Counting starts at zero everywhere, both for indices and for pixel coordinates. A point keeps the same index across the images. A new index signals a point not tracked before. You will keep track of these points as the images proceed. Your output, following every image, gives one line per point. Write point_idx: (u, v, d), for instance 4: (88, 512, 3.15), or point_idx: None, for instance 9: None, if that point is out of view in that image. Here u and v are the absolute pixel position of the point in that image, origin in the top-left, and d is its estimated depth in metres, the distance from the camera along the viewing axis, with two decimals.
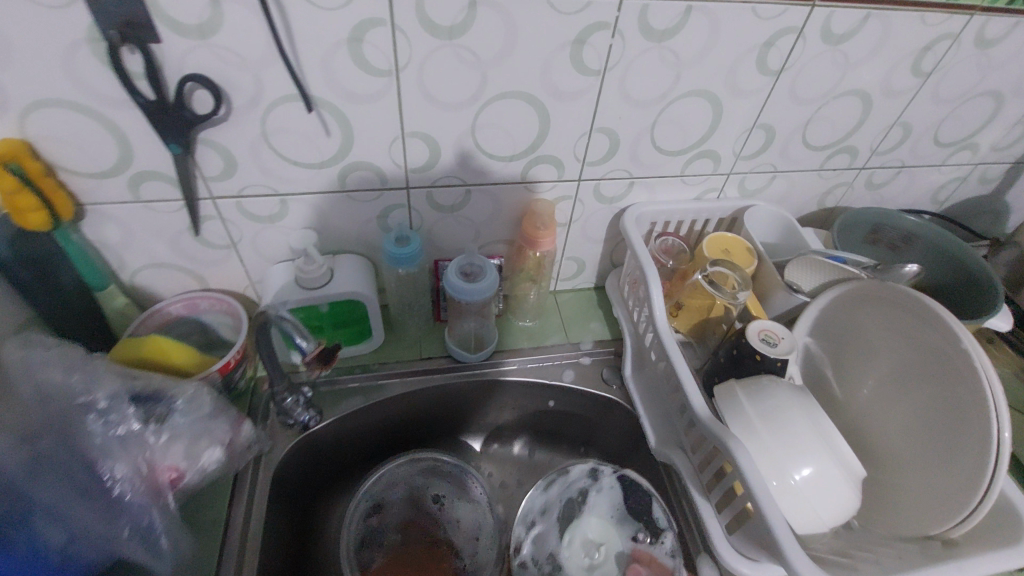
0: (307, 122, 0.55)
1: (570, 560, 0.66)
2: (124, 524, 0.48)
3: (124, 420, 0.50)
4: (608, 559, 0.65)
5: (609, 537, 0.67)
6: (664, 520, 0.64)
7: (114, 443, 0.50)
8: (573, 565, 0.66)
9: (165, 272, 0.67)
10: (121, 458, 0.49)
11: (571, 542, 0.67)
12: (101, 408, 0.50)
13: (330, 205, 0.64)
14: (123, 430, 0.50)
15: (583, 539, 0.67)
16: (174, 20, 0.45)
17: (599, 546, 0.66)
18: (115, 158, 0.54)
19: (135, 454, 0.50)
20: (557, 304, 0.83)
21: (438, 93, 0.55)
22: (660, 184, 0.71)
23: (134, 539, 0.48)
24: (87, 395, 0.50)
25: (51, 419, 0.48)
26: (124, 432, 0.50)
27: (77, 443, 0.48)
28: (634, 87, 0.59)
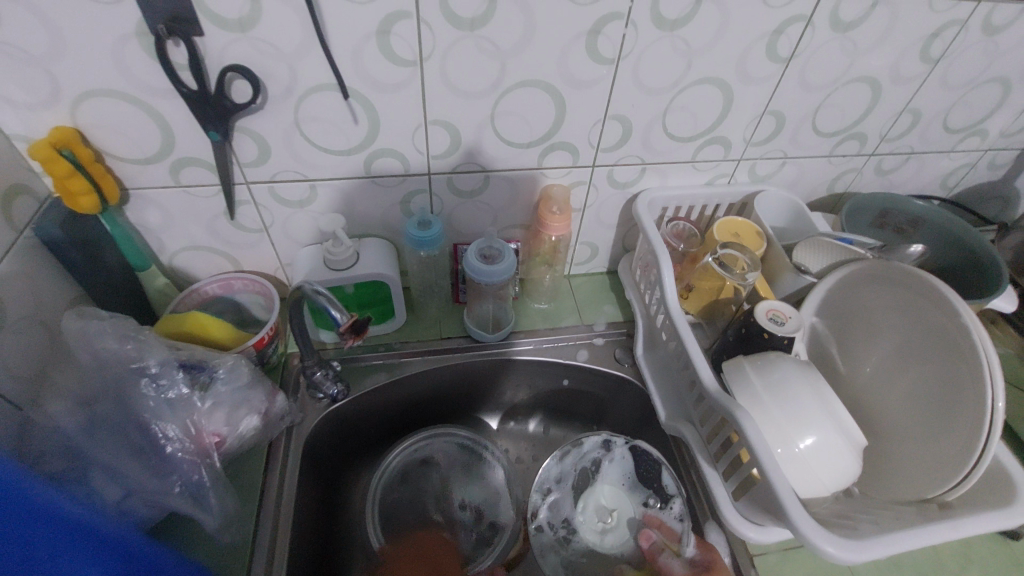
0: (337, 110, 0.58)
1: (583, 525, 0.69)
2: (174, 480, 0.52)
3: (173, 385, 0.54)
4: (619, 524, 0.68)
5: (621, 504, 0.70)
6: (673, 486, 0.67)
7: (164, 406, 0.53)
8: (586, 529, 0.68)
9: (202, 254, 0.71)
10: (172, 420, 0.53)
11: (585, 508, 0.70)
12: (152, 373, 0.54)
13: (356, 190, 0.67)
14: (173, 394, 0.54)
15: (597, 505, 0.70)
16: (216, 15, 0.49)
17: (611, 512, 0.69)
18: (159, 145, 0.58)
19: (184, 417, 0.54)
20: (571, 288, 0.86)
21: (460, 82, 0.58)
22: (671, 170, 0.74)
23: (183, 494, 0.53)
24: (139, 361, 0.54)
25: (107, 384, 0.52)
26: (173, 396, 0.54)
27: (131, 406, 0.52)
28: (647, 75, 0.61)
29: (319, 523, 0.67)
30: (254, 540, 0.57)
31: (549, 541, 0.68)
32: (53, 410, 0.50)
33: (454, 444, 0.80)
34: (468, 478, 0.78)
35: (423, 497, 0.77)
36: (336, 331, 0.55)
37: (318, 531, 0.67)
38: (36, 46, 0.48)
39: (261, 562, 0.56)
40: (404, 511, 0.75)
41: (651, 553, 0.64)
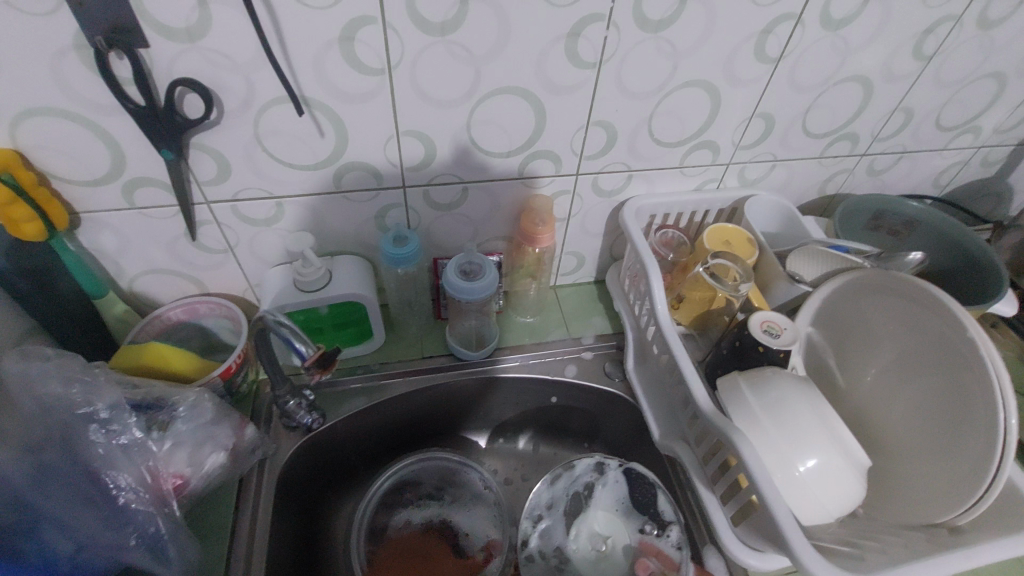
0: (301, 124, 0.54)
1: (576, 553, 0.66)
2: (130, 532, 0.48)
3: (126, 430, 0.50)
4: (613, 552, 0.65)
5: (616, 531, 0.67)
6: (670, 512, 0.64)
7: (117, 453, 0.49)
8: (579, 557, 0.66)
9: (164, 278, 0.66)
10: (126, 468, 0.49)
11: (577, 535, 0.67)
12: (102, 419, 0.50)
13: (326, 206, 0.63)
14: (126, 439, 0.50)
15: (590, 532, 0.67)
16: (161, 24, 0.45)
17: (605, 539, 0.66)
18: (109, 165, 0.53)
19: (140, 464, 0.50)
20: (558, 299, 0.83)
21: (432, 90, 0.55)
22: (659, 176, 0.71)
23: (141, 547, 0.49)
24: (87, 405, 0.49)
25: (53, 431, 0.48)
26: (127, 442, 0.50)
27: (81, 454, 0.48)
28: (630, 79, 0.58)
29: (296, 559, 0.63)
30: None
31: (541, 571, 0.65)
32: None
33: (444, 468, 0.76)
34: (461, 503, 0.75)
35: (411, 521, 0.74)
36: (302, 364, 0.51)
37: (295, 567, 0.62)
38: None
39: None
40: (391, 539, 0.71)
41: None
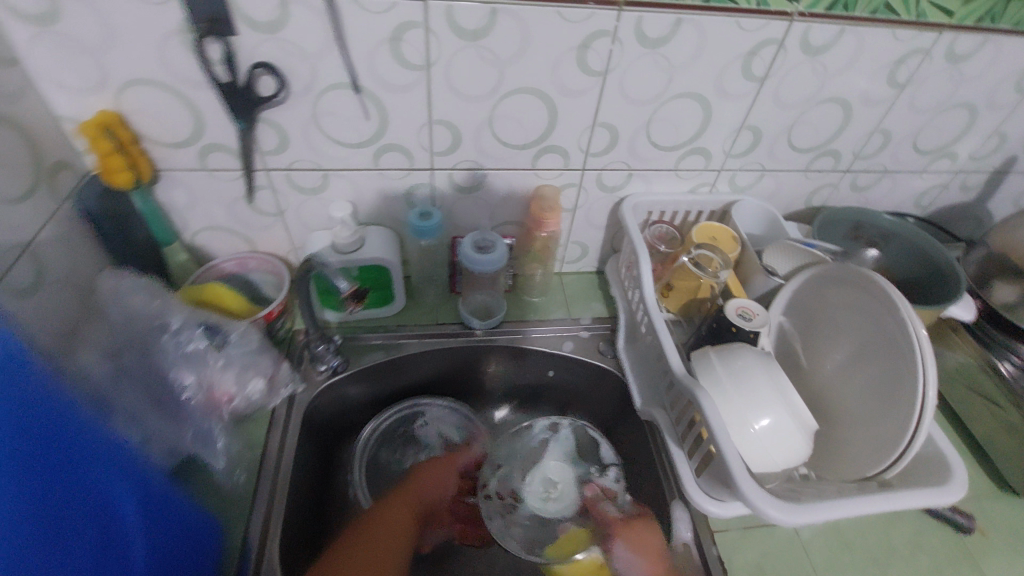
0: (350, 107, 0.65)
1: (529, 494, 0.81)
2: (188, 427, 0.59)
3: (191, 339, 0.59)
4: (562, 493, 0.81)
5: (565, 477, 0.83)
6: (609, 457, 0.82)
7: (182, 357, 0.59)
8: (531, 496, 0.81)
9: (220, 234, 0.77)
10: (188, 371, 0.59)
11: (531, 479, 0.82)
12: (173, 329, 0.59)
13: (364, 180, 0.73)
14: (191, 348, 0.59)
15: (543, 477, 0.83)
16: (250, 17, 0.55)
17: (556, 483, 0.82)
18: (191, 130, 0.64)
19: (199, 370, 0.60)
20: (562, 284, 0.91)
21: (462, 87, 0.65)
22: (656, 176, 0.80)
23: (194, 441, 0.60)
24: (161, 317, 0.59)
25: (131, 338, 0.59)
26: (191, 350, 0.59)
27: (152, 359, 0.59)
28: (632, 87, 0.68)
29: (310, 484, 0.71)
30: (256, 494, 0.61)
31: (497, 508, 0.79)
32: (84, 360, 0.56)
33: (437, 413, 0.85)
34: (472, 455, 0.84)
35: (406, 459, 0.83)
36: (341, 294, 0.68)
37: (311, 498, 0.71)
38: (91, 37, 0.55)
39: (260, 510, 0.61)
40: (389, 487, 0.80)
41: (594, 501, 0.79)
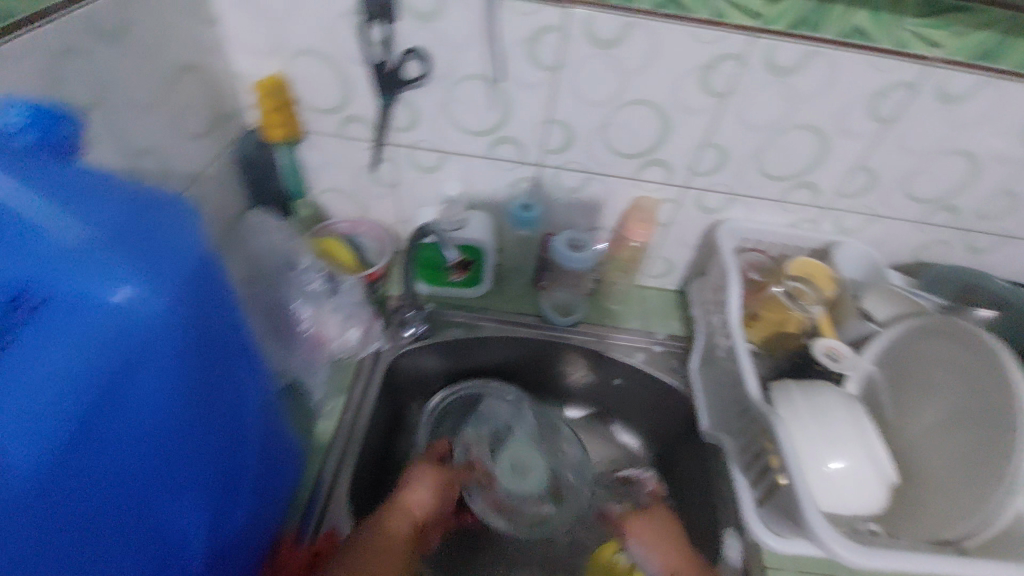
0: (480, 97, 0.70)
1: (503, 475, 0.82)
2: (296, 353, 0.67)
3: (313, 279, 0.67)
4: (534, 474, 0.83)
5: (534, 461, 0.84)
6: (575, 446, 0.87)
7: (303, 292, 0.67)
8: (505, 478, 0.82)
9: (339, 197, 0.85)
10: (305, 305, 0.67)
11: (501, 461, 0.83)
12: (301, 266, 0.67)
13: (476, 166, 0.78)
14: (311, 286, 0.67)
15: (512, 460, 0.83)
16: (412, 6, 0.62)
17: (527, 467, 0.83)
18: (338, 100, 0.72)
19: (313, 306, 0.67)
20: (642, 298, 0.92)
21: (586, 91, 0.69)
22: (758, 205, 0.80)
23: (299, 367, 0.67)
24: (293, 255, 0.68)
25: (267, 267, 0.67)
26: (311, 288, 0.67)
27: (279, 288, 0.67)
28: (750, 113, 0.69)
29: (380, 436, 0.77)
30: (334, 435, 0.66)
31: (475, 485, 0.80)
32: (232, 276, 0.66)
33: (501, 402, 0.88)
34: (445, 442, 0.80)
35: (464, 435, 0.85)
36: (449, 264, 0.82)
37: (376, 450, 0.75)
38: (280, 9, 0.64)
39: (337, 447, 0.65)
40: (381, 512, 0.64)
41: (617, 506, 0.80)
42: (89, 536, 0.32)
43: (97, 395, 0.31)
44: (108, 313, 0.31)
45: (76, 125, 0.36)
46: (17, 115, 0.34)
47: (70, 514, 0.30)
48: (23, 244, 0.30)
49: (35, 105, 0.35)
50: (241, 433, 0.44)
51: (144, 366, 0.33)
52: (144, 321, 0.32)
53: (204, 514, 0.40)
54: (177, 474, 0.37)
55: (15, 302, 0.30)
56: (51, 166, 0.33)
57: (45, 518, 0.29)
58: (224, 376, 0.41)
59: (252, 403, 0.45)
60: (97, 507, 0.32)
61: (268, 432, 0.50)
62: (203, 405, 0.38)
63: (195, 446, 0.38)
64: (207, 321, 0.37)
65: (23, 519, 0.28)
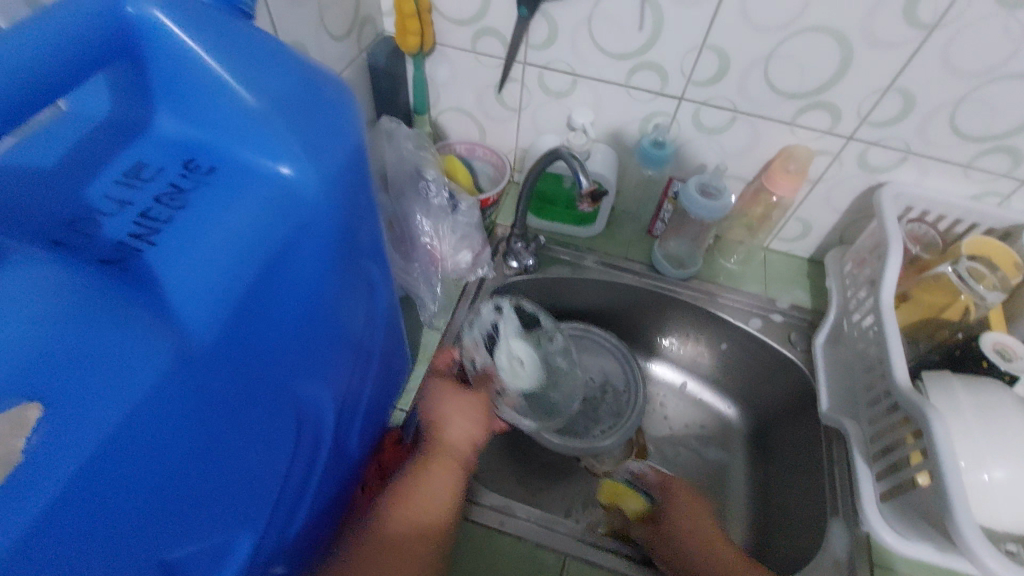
0: (629, 14, 0.63)
1: (505, 375, 0.65)
2: (415, 265, 0.66)
3: (439, 193, 0.64)
4: (529, 361, 0.67)
5: (527, 348, 0.68)
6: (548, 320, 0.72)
7: (428, 206, 0.64)
8: (509, 376, 0.65)
9: (461, 117, 0.82)
10: (429, 219, 0.64)
11: (499, 358, 0.65)
12: (429, 179, 0.64)
13: (610, 95, 0.72)
14: (438, 201, 0.64)
15: (507, 353, 0.66)
16: None
17: (519, 356, 0.66)
18: (476, 11, 0.68)
19: (435, 221, 0.65)
20: (766, 260, 0.83)
21: (755, 14, 0.60)
22: (935, 167, 0.68)
23: (420, 280, 0.66)
24: (420, 166, 0.64)
25: (401, 174, 0.64)
26: (438, 202, 0.64)
27: (407, 199, 0.64)
28: (958, 54, 0.57)
29: None
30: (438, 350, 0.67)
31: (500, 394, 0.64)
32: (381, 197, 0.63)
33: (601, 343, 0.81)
34: (448, 355, 0.64)
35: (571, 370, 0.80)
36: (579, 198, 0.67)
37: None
38: None
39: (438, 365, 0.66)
40: (425, 453, 0.55)
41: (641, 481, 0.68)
42: (246, 400, 0.32)
43: (260, 267, 0.31)
44: (268, 189, 0.31)
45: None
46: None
47: (232, 380, 0.30)
48: (198, 114, 0.32)
49: None
50: (362, 337, 0.43)
51: (298, 246, 0.33)
52: (299, 202, 0.32)
53: (323, 408, 0.40)
54: (303, 363, 0.37)
55: (188, 166, 0.32)
56: (228, 25, 0.31)
57: (215, 378, 0.29)
58: (363, 271, 0.40)
59: (381, 302, 0.45)
60: (252, 377, 0.32)
61: (392, 334, 0.50)
62: (342, 296, 0.38)
63: (320, 343, 0.38)
64: (354, 223, 0.35)
65: (196, 374, 0.28)
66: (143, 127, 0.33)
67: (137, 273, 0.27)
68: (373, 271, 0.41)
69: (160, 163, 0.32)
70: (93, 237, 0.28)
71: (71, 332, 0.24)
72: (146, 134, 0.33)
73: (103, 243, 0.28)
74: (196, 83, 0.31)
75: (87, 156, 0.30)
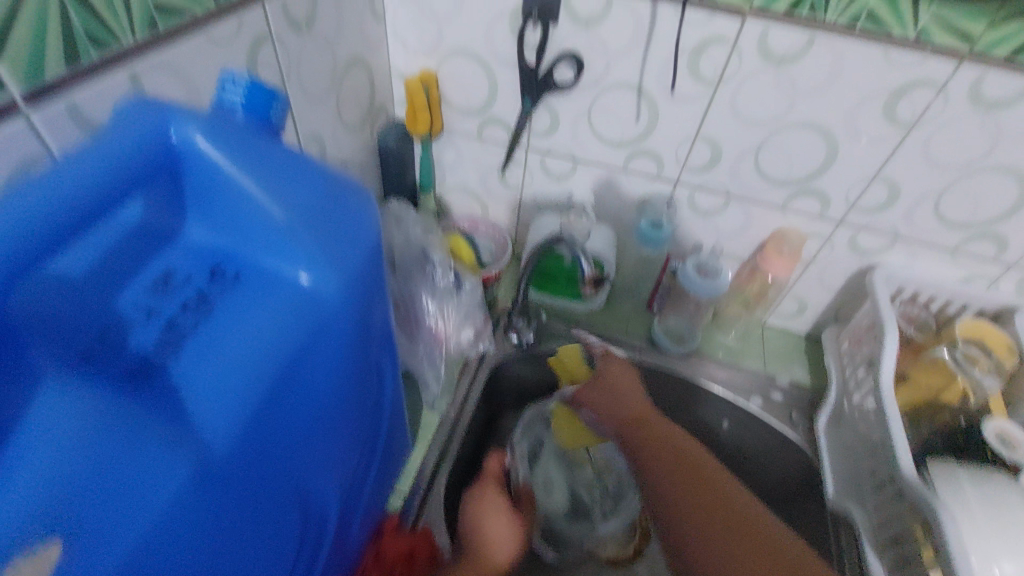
0: (627, 107, 0.67)
1: (541, 497, 0.73)
2: (420, 344, 0.65)
3: (445, 276, 0.64)
4: (564, 485, 0.75)
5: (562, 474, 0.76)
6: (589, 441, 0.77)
7: (434, 287, 0.64)
8: (547, 497, 0.74)
9: (464, 194, 0.85)
10: (434, 299, 0.64)
11: (539, 478, 0.74)
12: (435, 262, 0.64)
13: (608, 179, 0.76)
14: (445, 283, 0.65)
15: (545, 477, 0.75)
16: (575, 11, 0.61)
17: (552, 481, 0.75)
18: (482, 101, 0.72)
19: (441, 300, 0.65)
20: (763, 337, 0.84)
21: (745, 111, 0.64)
22: (924, 251, 0.70)
23: (422, 359, 0.66)
24: (426, 250, 0.65)
25: (409, 256, 0.64)
26: (443, 284, 0.65)
27: (413, 279, 0.64)
28: (937, 149, 0.61)
29: (477, 437, 0.74)
30: (440, 429, 0.66)
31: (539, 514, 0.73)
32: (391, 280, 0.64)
33: None
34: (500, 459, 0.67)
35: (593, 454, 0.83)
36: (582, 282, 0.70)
37: (469, 455, 0.72)
38: (443, 8, 0.65)
39: (438, 446, 0.65)
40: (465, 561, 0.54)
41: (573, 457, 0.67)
42: (258, 506, 0.32)
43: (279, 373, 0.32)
44: (290, 296, 0.33)
45: (285, 105, 0.36)
46: (241, 91, 0.34)
47: (247, 488, 0.31)
48: (226, 223, 0.34)
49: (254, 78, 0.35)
50: (373, 423, 0.44)
51: (316, 349, 0.34)
52: (319, 308, 0.33)
53: (333, 501, 0.40)
54: (319, 459, 0.37)
55: (215, 273, 0.34)
56: (259, 142, 0.33)
57: (231, 487, 0.30)
58: (376, 365, 0.41)
59: (390, 392, 0.46)
60: (267, 481, 0.33)
61: (396, 419, 0.50)
62: (356, 393, 0.39)
63: (335, 438, 0.38)
64: (371, 322, 0.37)
65: (212, 490, 0.29)
66: (174, 236, 0.34)
67: (161, 386, 0.29)
68: (385, 362, 0.42)
69: (188, 270, 0.33)
70: (121, 350, 0.29)
71: (103, 453, 0.26)
72: (176, 243, 0.34)
73: (131, 356, 0.30)
74: (226, 198, 0.33)
75: (117, 265, 0.31)
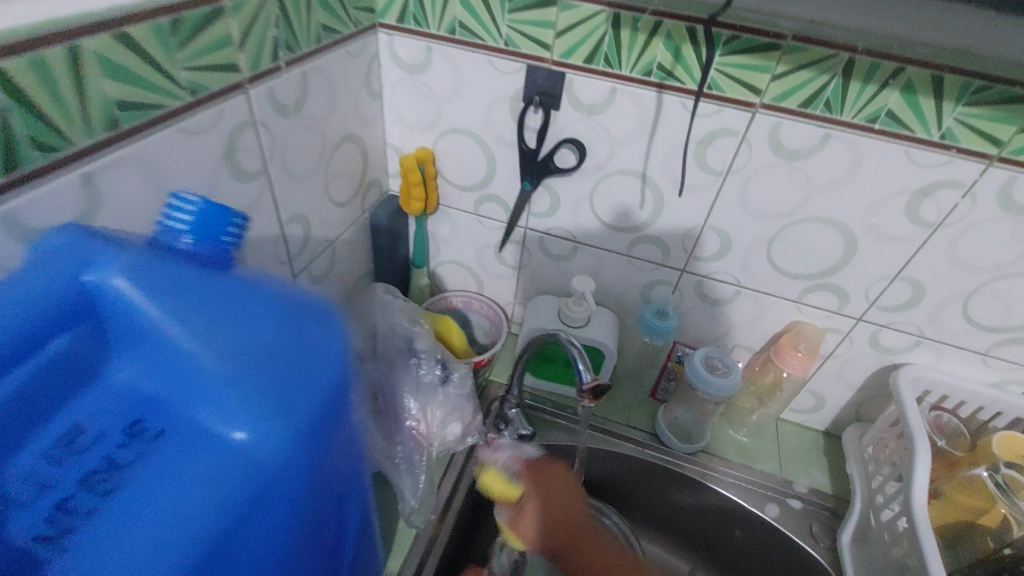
0: (631, 193, 0.64)
1: None
2: (398, 445, 0.61)
3: (428, 367, 0.63)
4: None
5: None
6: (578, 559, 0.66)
7: (416, 382, 0.63)
8: None
9: (460, 270, 0.81)
10: (415, 396, 0.62)
11: None
12: (420, 354, 0.64)
13: (611, 263, 0.72)
14: (428, 376, 0.63)
15: None
16: (577, 98, 0.58)
17: None
18: (480, 179, 0.69)
19: (423, 397, 0.63)
20: (778, 433, 0.78)
21: (757, 203, 0.60)
22: (952, 353, 0.65)
23: (399, 461, 0.60)
24: (412, 342, 0.64)
25: (390, 349, 0.64)
26: (427, 377, 0.63)
27: (394, 372, 0.63)
28: (965, 251, 0.56)
29: (459, 538, 0.67)
30: (419, 539, 0.59)
31: None
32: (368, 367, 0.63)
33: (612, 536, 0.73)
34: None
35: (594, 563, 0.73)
36: (578, 386, 0.59)
37: (451, 561, 0.65)
38: (442, 89, 0.63)
39: (416, 559, 0.58)
40: None
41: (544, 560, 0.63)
42: None
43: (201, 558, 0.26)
44: (222, 461, 0.28)
45: (239, 228, 0.34)
46: (190, 216, 0.32)
47: None
48: (154, 366, 0.29)
49: (205, 202, 0.33)
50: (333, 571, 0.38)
51: (251, 519, 0.28)
52: (258, 470, 0.28)
53: None
54: None
55: (133, 429, 0.29)
56: (201, 274, 0.30)
57: None
58: (335, 513, 0.35)
59: (351, 532, 0.39)
60: None
61: (365, 550, 0.44)
62: (308, 554, 0.33)
63: None
64: (323, 474, 0.31)
65: None
66: (94, 378, 0.30)
67: None
68: (348, 504, 0.37)
69: (104, 424, 0.29)
70: None
71: None
72: (95, 385, 0.30)
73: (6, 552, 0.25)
74: (156, 340, 0.29)
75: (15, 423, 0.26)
